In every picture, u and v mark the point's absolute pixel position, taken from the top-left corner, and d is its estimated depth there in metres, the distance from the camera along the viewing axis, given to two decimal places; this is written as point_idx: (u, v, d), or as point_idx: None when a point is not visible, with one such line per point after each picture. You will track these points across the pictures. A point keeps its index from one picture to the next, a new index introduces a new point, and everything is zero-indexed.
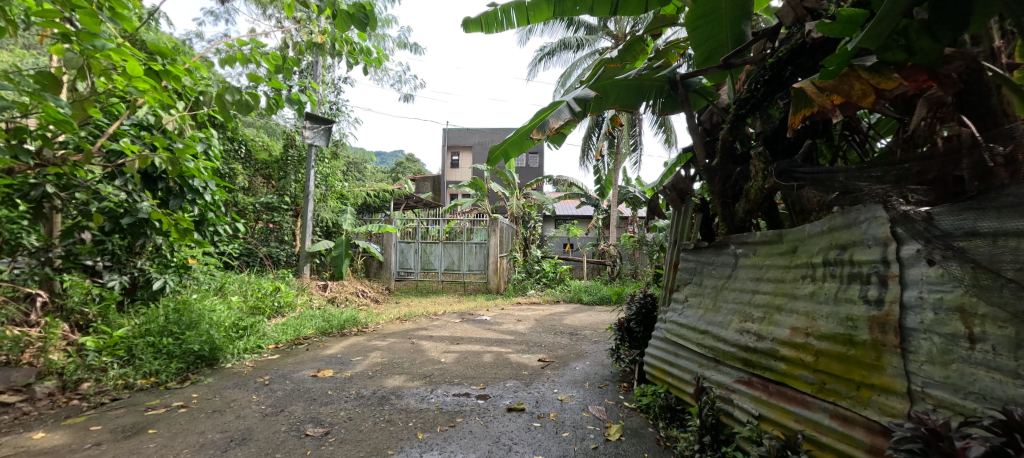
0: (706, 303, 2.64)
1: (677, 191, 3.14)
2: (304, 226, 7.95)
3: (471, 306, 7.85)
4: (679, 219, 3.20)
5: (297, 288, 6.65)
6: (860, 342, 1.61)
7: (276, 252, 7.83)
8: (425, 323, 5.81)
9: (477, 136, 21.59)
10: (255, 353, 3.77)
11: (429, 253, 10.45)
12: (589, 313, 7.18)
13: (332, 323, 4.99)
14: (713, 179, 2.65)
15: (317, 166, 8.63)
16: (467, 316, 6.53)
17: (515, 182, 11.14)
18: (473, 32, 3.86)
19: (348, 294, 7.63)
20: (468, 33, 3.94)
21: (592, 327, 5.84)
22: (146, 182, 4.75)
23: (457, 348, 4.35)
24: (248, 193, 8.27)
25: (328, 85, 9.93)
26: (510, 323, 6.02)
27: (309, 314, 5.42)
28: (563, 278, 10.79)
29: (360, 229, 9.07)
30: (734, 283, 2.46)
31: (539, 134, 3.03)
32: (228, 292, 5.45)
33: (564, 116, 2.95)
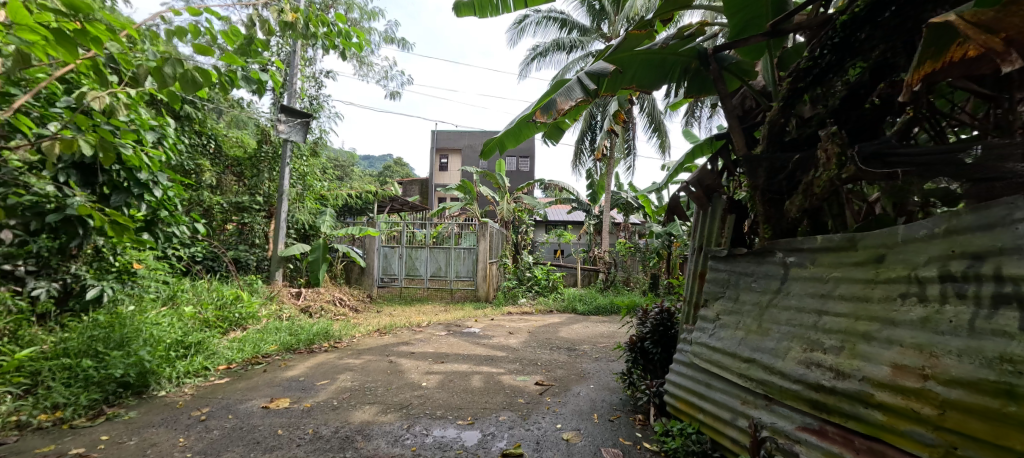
0: (747, 324, 2.13)
1: (704, 188, 2.68)
2: (278, 229, 7.36)
3: (458, 316, 7.29)
4: (704, 220, 2.72)
5: (264, 297, 6.04)
6: (1020, 396, 1.23)
7: (244, 257, 7.17)
8: (407, 336, 5.24)
9: (466, 138, 21.08)
10: (198, 377, 3.19)
11: (415, 258, 9.87)
12: (586, 325, 6.66)
13: (299, 337, 4.40)
14: (756, 170, 2.17)
15: (293, 163, 8.03)
16: (453, 327, 5.97)
17: (505, 185, 10.66)
18: (466, 16, 3.37)
19: (324, 303, 7.01)
20: (460, 18, 3.46)
21: (592, 341, 5.32)
22: (83, 174, 4.21)
23: (441, 368, 3.81)
24: (216, 192, 7.63)
25: (307, 79, 9.34)
26: (501, 336, 5.48)
27: (275, 327, 4.82)
28: (557, 286, 9.99)
29: (340, 231, 8.47)
30: (787, 301, 1.96)
31: (543, 118, 2.59)
32: (182, 302, 4.82)
33: (576, 96, 2.49)
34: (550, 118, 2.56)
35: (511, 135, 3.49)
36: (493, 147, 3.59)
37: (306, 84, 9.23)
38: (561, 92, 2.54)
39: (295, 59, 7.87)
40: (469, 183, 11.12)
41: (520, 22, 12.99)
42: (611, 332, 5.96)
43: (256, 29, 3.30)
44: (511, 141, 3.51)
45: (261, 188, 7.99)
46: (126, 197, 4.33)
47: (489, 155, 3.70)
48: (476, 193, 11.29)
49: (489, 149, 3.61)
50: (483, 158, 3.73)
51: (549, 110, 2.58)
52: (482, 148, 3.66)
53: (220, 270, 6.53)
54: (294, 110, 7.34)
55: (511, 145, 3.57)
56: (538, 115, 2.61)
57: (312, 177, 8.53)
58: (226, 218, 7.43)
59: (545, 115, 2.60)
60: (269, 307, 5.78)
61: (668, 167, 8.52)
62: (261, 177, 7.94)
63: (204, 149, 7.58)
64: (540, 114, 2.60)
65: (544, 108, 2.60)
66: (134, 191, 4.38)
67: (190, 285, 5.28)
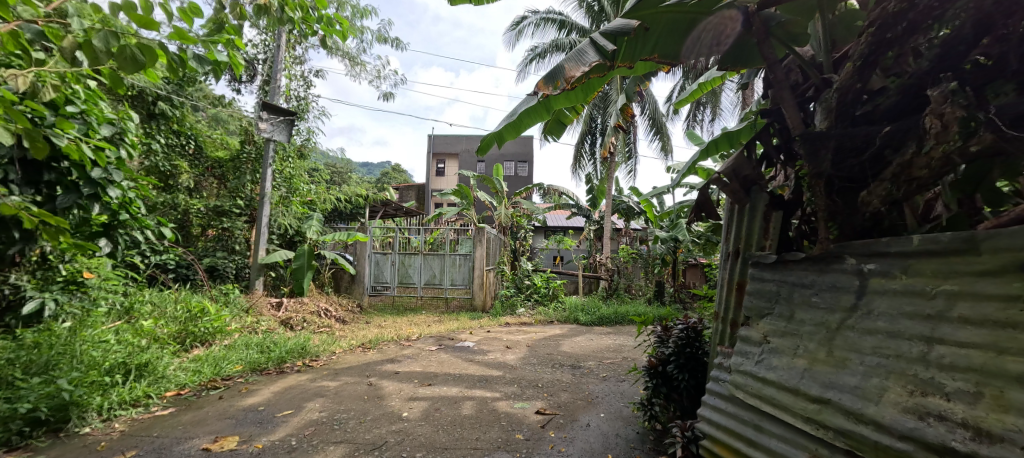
0: (811, 351, 1.66)
1: (742, 181, 2.16)
2: (259, 234, 6.89)
3: (452, 327, 6.78)
4: (741, 220, 2.22)
5: (238, 310, 5.55)
6: None
7: (221, 265, 6.64)
8: (394, 352, 4.74)
9: (463, 143, 20.67)
10: (136, 408, 2.70)
11: (408, 266, 9.41)
12: (590, 337, 6.15)
13: (269, 355, 3.90)
14: (819, 151, 1.70)
15: (277, 165, 7.55)
16: (446, 341, 5.47)
17: (503, 189, 10.20)
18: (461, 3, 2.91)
19: (308, 315, 6.49)
20: (455, 5, 3.02)
21: (597, 357, 4.82)
22: (27, 171, 3.64)
23: (428, 393, 3.31)
24: (193, 196, 7.12)
25: (295, 77, 8.90)
26: (498, 351, 4.98)
27: (245, 342, 4.32)
28: (557, 294, 9.42)
29: (328, 237, 7.98)
30: (866, 321, 1.53)
31: (548, 89, 2.19)
32: (139, 316, 4.31)
33: (589, 60, 2.07)
34: (556, 89, 2.16)
35: (511, 127, 3.03)
36: (490, 142, 3.14)
37: (292, 83, 8.78)
38: (568, 58, 2.16)
39: (279, 55, 7.43)
40: (465, 187, 10.66)
41: (517, 24, 12.62)
42: (618, 347, 5.46)
43: (226, 8, 2.85)
44: (511, 134, 3.06)
45: (243, 191, 7.49)
46: (74, 198, 3.79)
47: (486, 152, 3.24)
48: (472, 198, 10.82)
49: (485, 145, 3.16)
50: (480, 154, 3.27)
51: (553, 80, 2.18)
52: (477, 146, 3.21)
53: (193, 279, 6.02)
54: (276, 107, 6.87)
55: (512, 139, 3.12)
56: (541, 86, 2.21)
57: (298, 179, 8.04)
58: (204, 224, 6.93)
59: (550, 86, 2.20)
60: (242, 321, 5.27)
61: (673, 169, 8.07)
62: (242, 179, 7.40)
63: (180, 150, 7.11)
64: (544, 85, 2.20)
65: (548, 78, 2.19)
66: (85, 191, 3.85)
67: (152, 296, 4.76)
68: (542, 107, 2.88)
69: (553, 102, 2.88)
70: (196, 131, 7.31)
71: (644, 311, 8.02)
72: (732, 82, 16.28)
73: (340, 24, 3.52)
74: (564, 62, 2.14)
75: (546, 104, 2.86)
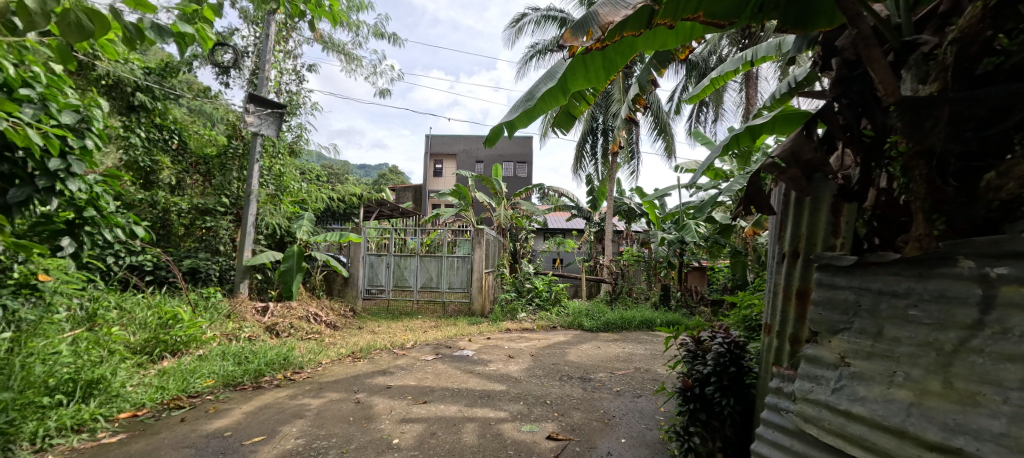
0: (917, 381, 1.35)
1: (805, 167, 1.77)
2: (245, 234, 6.49)
3: (450, 333, 6.39)
4: (801, 216, 1.86)
5: (218, 317, 5.15)
6: None
7: (204, 268, 6.22)
8: (387, 362, 4.34)
9: (461, 143, 20.30)
10: (78, 435, 2.38)
11: (404, 268, 9.04)
12: (596, 345, 5.78)
13: (245, 368, 3.51)
14: (925, 122, 1.36)
15: (266, 161, 7.17)
16: (444, 349, 5.08)
17: (502, 190, 9.84)
18: None
19: (295, 320, 6.08)
20: None
21: (607, 368, 4.45)
22: None
23: (423, 411, 2.92)
24: (174, 194, 6.70)
25: (286, 70, 8.51)
26: (500, 361, 4.60)
27: (220, 353, 3.92)
28: (560, 298, 8.82)
29: (319, 237, 7.59)
30: (999, 345, 1.23)
31: (578, 39, 1.90)
32: (102, 323, 3.90)
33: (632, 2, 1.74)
34: (589, 39, 1.88)
35: (524, 113, 2.64)
36: (500, 130, 2.76)
37: (283, 77, 8.38)
38: (603, 2, 1.87)
39: (268, 46, 7.05)
40: (463, 187, 10.28)
41: (517, 20, 12.27)
42: (628, 356, 5.09)
43: None
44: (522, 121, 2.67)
45: (228, 189, 7.08)
46: (29, 192, 3.29)
47: (495, 143, 2.87)
48: (471, 198, 10.44)
49: (494, 134, 2.79)
50: (488, 144, 2.88)
51: (584, 31, 1.90)
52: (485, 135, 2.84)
53: (172, 283, 5.62)
54: (263, 99, 6.48)
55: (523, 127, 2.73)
56: (570, 37, 1.91)
57: (289, 177, 7.63)
58: (187, 223, 6.52)
59: (581, 37, 1.92)
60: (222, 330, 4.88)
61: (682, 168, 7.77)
62: (228, 176, 7.03)
63: (162, 145, 6.72)
64: (573, 37, 1.91)
65: (579, 27, 1.90)
66: (40, 184, 3.37)
67: (116, 301, 4.34)
68: (559, 87, 2.48)
69: (570, 83, 2.47)
70: (179, 124, 6.91)
71: (652, 317, 7.64)
72: (735, 82, 16.02)
73: (331, 6, 3.07)
74: (599, 8, 1.84)
75: (562, 84, 2.46)
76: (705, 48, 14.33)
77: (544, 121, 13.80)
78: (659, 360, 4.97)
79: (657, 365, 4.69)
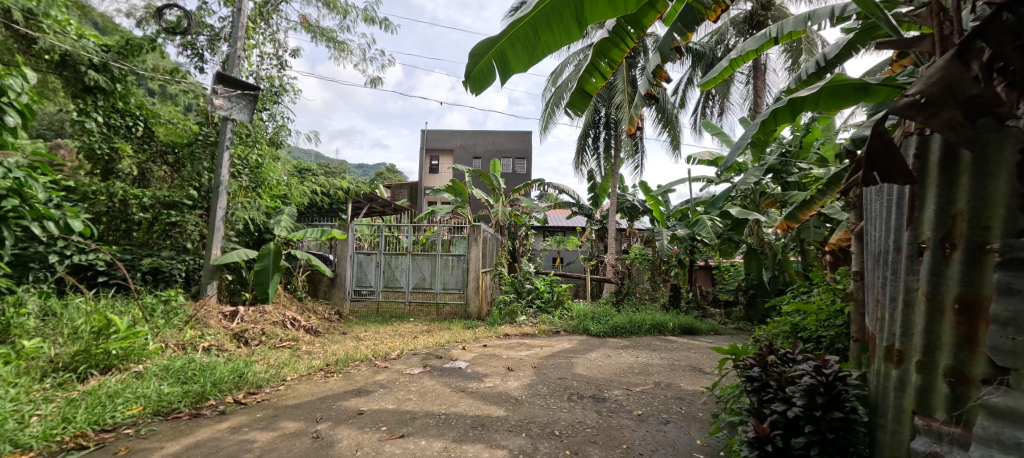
0: None
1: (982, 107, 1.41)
2: (213, 229, 5.83)
3: (442, 340, 5.74)
4: (966, 194, 1.58)
5: (171, 327, 4.49)
6: None
7: (167, 267, 5.58)
8: (365, 377, 3.69)
9: (457, 138, 19.61)
10: None
11: (394, 267, 8.42)
12: (606, 353, 5.15)
13: (185, 391, 2.88)
14: None
15: (237, 149, 6.49)
16: (435, 360, 4.44)
17: (500, 185, 9.24)
18: None
19: (268, 325, 5.42)
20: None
21: (622, 383, 3.81)
22: None
23: (395, 453, 2.28)
24: (137, 187, 6.06)
25: (265, 54, 7.84)
26: (498, 375, 3.96)
27: (163, 369, 3.29)
28: (563, 301, 8.12)
29: (299, 234, 6.92)
30: None
31: None
32: (18, 334, 3.28)
33: None
34: None
35: (528, 42, 2.52)
36: (488, 64, 2.64)
37: (261, 61, 7.71)
38: None
39: (241, 25, 6.40)
40: (459, 182, 9.64)
41: None
42: (644, 367, 4.46)
43: None
44: (518, 53, 2.55)
45: (198, 180, 6.39)
46: None
47: (486, 80, 2.72)
48: (467, 194, 9.80)
49: (482, 67, 2.64)
50: (480, 80, 2.72)
51: None
52: (469, 71, 2.68)
53: (125, 287, 5.00)
54: (233, 79, 5.82)
55: (517, 69, 2.64)
56: None
57: (267, 168, 6.95)
58: (149, 219, 5.90)
59: None
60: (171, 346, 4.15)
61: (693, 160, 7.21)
62: (197, 167, 6.35)
63: (124, 132, 6.07)
64: None
65: None
66: None
67: (37, 308, 3.71)
68: (575, 13, 2.39)
69: (587, 13, 2.38)
70: (146, 110, 6.27)
71: (663, 320, 7.03)
72: (742, 75, 15.42)
73: None
74: None
75: (579, 10, 2.36)
76: (712, 38, 13.74)
77: (544, 114, 13.17)
78: (681, 372, 4.35)
79: (680, 380, 4.06)
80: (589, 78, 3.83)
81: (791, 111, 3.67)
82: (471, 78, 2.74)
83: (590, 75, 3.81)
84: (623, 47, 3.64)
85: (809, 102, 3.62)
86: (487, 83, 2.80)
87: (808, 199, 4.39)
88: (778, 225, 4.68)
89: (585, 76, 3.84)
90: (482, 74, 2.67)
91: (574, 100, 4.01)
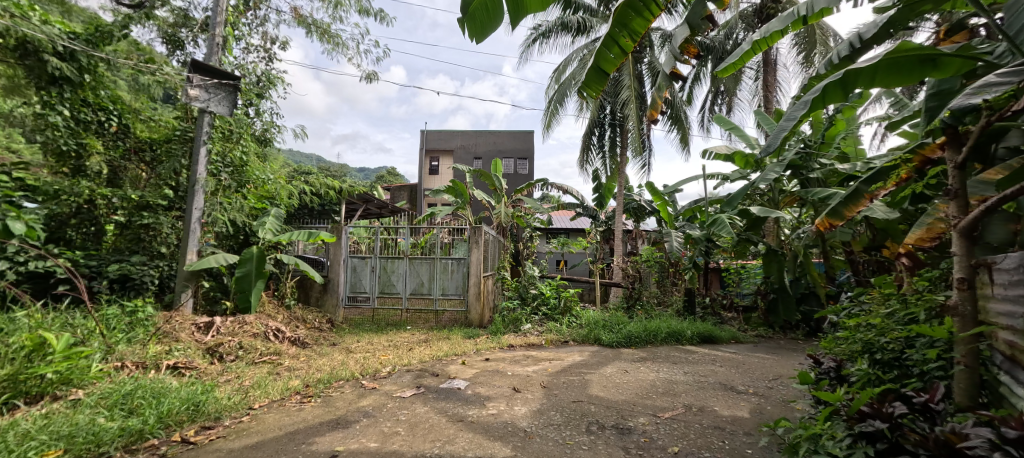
0: None
1: None
2: (189, 233, 5.32)
3: (440, 352, 5.19)
4: None
5: (129, 344, 3.97)
6: None
7: (138, 274, 5.07)
8: (347, 403, 3.18)
9: (458, 139, 19.10)
10: None
11: (390, 272, 7.90)
12: (623, 367, 4.62)
13: (120, 428, 2.39)
14: None
15: (217, 145, 5.97)
16: (431, 379, 3.90)
17: (502, 186, 8.75)
18: None
19: (247, 338, 4.89)
20: None
21: (649, 408, 3.28)
22: None
23: None
24: (109, 187, 5.57)
25: (251, 47, 7.36)
26: (504, 398, 3.42)
27: (103, 396, 2.79)
28: (570, 307, 7.55)
29: (286, 237, 6.40)
30: None
31: None
32: None
33: None
34: None
35: None
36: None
37: (247, 53, 7.21)
38: None
39: (220, 12, 5.91)
40: (459, 183, 9.12)
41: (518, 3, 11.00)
42: (668, 386, 3.93)
43: None
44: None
45: (175, 180, 5.89)
46: None
47: (492, 19, 2.69)
48: (468, 195, 9.27)
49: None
50: (488, 16, 2.66)
51: None
52: (476, 6, 2.61)
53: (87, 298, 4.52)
54: (210, 67, 5.30)
55: (529, 10, 2.64)
56: None
57: (252, 167, 6.43)
58: (120, 221, 5.41)
59: None
60: (125, 368, 3.63)
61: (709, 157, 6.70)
62: (172, 164, 5.79)
63: (96, 127, 5.57)
64: None
65: None
66: None
67: None
68: None
69: None
70: (121, 105, 5.78)
71: (680, 328, 6.50)
72: (751, 71, 14.88)
73: None
74: None
75: None
76: (721, 32, 13.20)
77: (547, 112, 12.67)
78: (712, 392, 3.81)
79: (713, 402, 3.52)
80: (606, 53, 3.31)
81: (841, 87, 3.29)
82: (476, 16, 2.65)
83: (608, 50, 3.29)
84: (647, 16, 3.14)
85: (864, 76, 3.22)
86: (490, 29, 2.73)
87: (856, 190, 3.94)
88: (818, 222, 4.17)
89: (602, 51, 3.32)
90: (490, 9, 2.63)
91: (589, 81, 3.49)
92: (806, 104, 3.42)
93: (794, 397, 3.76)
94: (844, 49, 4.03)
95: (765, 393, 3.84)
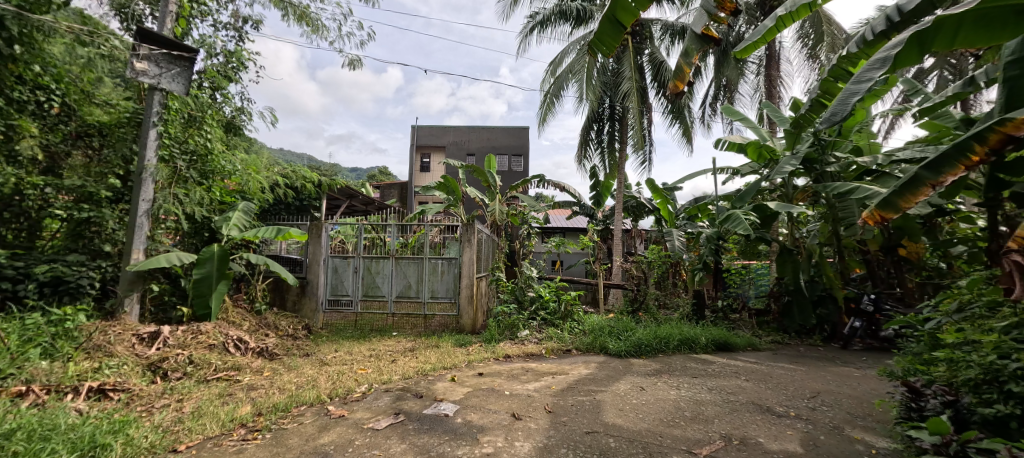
0: None
1: None
2: (133, 233, 4.66)
3: (426, 365, 4.52)
4: None
5: (43, 363, 3.32)
6: None
7: (72, 276, 4.39)
8: (302, 440, 2.53)
9: (450, 135, 18.44)
10: None
11: (375, 273, 7.22)
12: (638, 384, 3.97)
13: None
14: None
15: (169, 130, 5.20)
16: (413, 401, 3.23)
17: (497, 182, 8.12)
18: None
19: (201, 351, 4.21)
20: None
21: (679, 443, 2.65)
22: None
23: None
24: (46, 176, 4.87)
25: (219, 26, 6.68)
26: (501, 429, 2.77)
27: None
28: (571, 311, 6.90)
29: (254, 234, 5.69)
30: None
31: None
32: None
33: None
34: None
35: None
36: None
37: (214, 32, 6.53)
38: None
39: None
40: (451, 179, 8.45)
41: None
42: (697, 408, 3.28)
43: None
44: None
45: (123, 167, 5.30)
46: None
47: None
48: (460, 191, 8.60)
49: None
50: None
51: None
52: None
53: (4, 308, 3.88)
54: (160, 36, 4.60)
55: None
56: None
57: (218, 156, 5.74)
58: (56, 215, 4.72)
59: None
60: (30, 393, 2.97)
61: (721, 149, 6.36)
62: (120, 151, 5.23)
63: (33, 109, 4.86)
64: None
65: None
66: None
67: None
68: None
69: None
70: (66, 84, 5.08)
71: (693, 335, 5.88)
72: (753, 64, 14.24)
73: None
74: None
75: None
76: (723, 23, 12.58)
77: (543, 105, 12.04)
78: (750, 416, 3.16)
79: (755, 432, 2.87)
80: (627, 1, 2.69)
81: (917, 50, 2.70)
82: None
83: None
84: None
85: (945, 33, 2.61)
86: None
87: (915, 177, 3.26)
88: (868, 215, 3.55)
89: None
90: None
91: (603, 35, 2.91)
92: (875, 68, 2.84)
93: (850, 423, 3.12)
94: (884, 21, 3.35)
95: (813, 417, 3.20)
